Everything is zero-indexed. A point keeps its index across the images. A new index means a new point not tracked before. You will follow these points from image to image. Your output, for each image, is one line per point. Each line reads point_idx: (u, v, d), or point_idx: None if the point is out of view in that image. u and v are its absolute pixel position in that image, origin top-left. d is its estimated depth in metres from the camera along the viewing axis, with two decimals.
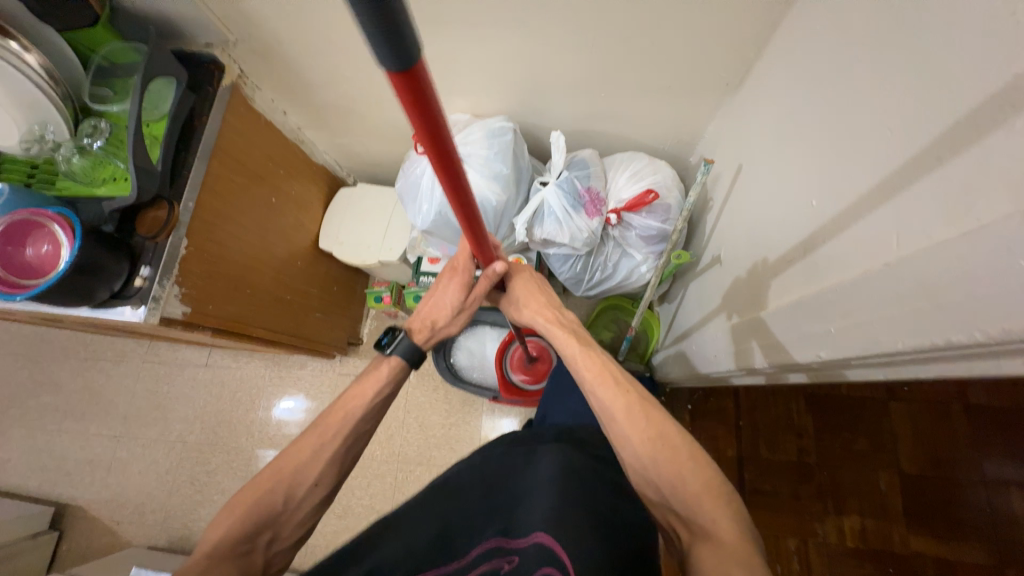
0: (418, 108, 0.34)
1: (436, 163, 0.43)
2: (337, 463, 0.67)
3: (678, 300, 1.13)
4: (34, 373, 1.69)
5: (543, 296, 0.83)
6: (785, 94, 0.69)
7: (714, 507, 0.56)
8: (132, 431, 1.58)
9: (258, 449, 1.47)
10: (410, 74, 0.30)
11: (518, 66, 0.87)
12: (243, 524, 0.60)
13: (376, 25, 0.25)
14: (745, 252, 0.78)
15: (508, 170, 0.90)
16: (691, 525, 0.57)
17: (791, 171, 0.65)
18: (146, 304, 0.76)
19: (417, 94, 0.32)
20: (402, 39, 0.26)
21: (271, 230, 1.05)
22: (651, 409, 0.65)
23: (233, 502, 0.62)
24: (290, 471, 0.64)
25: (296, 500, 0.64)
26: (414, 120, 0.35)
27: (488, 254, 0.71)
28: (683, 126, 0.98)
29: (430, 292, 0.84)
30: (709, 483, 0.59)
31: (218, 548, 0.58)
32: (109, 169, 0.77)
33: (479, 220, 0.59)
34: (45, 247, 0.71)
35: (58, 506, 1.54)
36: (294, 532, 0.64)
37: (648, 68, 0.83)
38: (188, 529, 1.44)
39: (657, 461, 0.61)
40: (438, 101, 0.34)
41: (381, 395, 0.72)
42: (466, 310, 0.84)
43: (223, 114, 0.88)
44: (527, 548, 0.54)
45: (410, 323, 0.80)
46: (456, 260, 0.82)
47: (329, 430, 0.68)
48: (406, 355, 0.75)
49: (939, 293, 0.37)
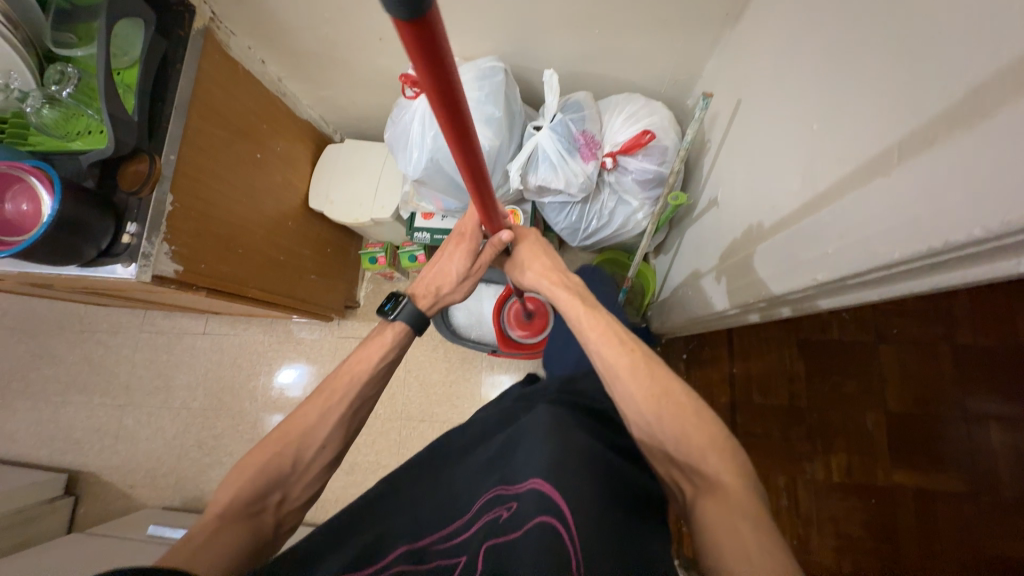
0: (428, 62, 0.31)
1: (444, 125, 0.40)
2: (344, 425, 0.68)
3: (674, 250, 1.12)
4: (31, 346, 1.69)
5: (548, 258, 0.83)
6: (787, 17, 0.66)
7: (718, 459, 0.58)
8: (135, 399, 1.60)
9: (263, 412, 1.50)
10: (420, 27, 0.27)
11: (507, 4, 0.82)
12: (253, 484, 0.60)
13: None
14: (743, 191, 0.77)
15: (500, 113, 0.87)
16: (693, 479, 0.59)
17: (798, 108, 0.62)
18: (136, 262, 0.74)
19: (428, 49, 0.30)
20: None
21: (258, 189, 1.02)
22: (653, 366, 0.67)
23: (242, 465, 0.62)
24: (298, 433, 0.65)
25: (305, 462, 0.65)
26: (426, 74, 0.33)
27: (495, 223, 0.70)
28: (680, 66, 0.94)
29: (434, 259, 0.83)
30: (712, 439, 0.60)
31: (231, 508, 0.58)
32: (83, 121, 0.75)
33: (486, 184, 0.57)
34: (24, 204, 0.69)
35: (70, 473, 1.57)
36: (304, 491, 0.65)
37: (643, 1, 0.79)
38: (201, 490, 1.49)
39: (662, 417, 0.62)
40: (450, 56, 0.32)
41: (388, 358, 0.73)
42: (470, 277, 0.85)
43: (199, 62, 0.83)
44: (523, 494, 0.54)
45: (414, 289, 0.80)
46: (462, 226, 0.82)
47: (334, 393, 0.68)
48: (410, 320, 0.76)
49: (943, 197, 0.37)
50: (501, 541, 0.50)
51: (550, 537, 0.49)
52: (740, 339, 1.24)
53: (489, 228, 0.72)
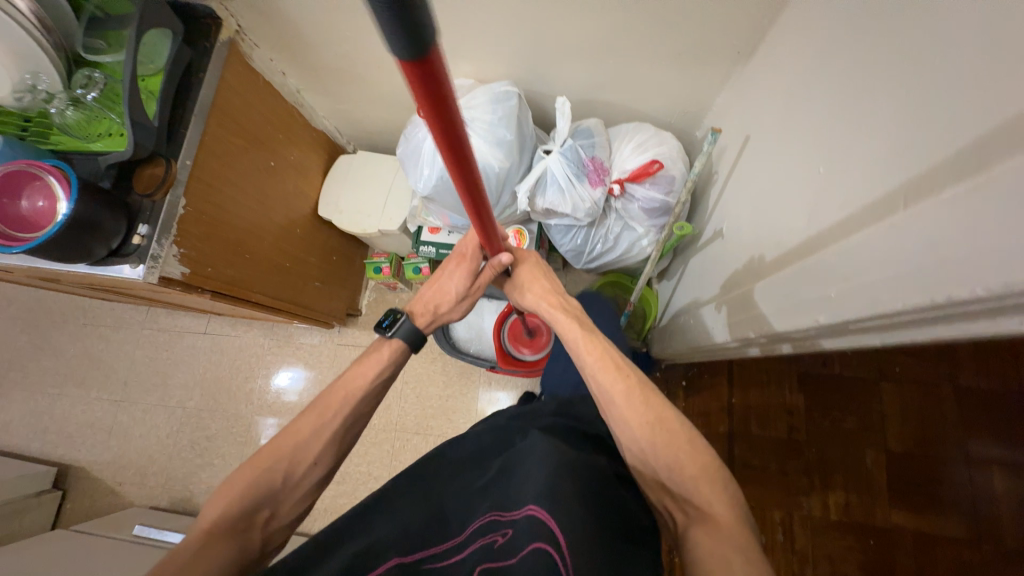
0: (431, 98, 0.32)
1: (448, 157, 0.42)
2: (337, 442, 0.68)
3: (677, 277, 1.13)
4: (34, 337, 1.70)
5: (548, 281, 0.84)
6: (797, 58, 0.67)
7: (710, 492, 0.58)
8: (132, 395, 1.60)
9: (257, 416, 1.50)
10: (424, 67, 0.28)
11: (525, 31, 0.84)
12: (241, 501, 0.60)
13: (390, 18, 0.23)
14: (748, 226, 0.78)
15: (511, 136, 0.88)
16: (687, 508, 0.58)
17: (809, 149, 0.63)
18: (144, 263, 0.75)
19: (428, 83, 0.30)
20: (418, 30, 0.25)
21: (270, 195, 1.04)
22: (648, 393, 0.66)
23: (232, 480, 0.62)
24: (290, 449, 0.64)
25: (296, 478, 0.64)
26: (429, 110, 0.34)
27: (495, 245, 0.71)
28: (690, 98, 0.96)
29: (434, 277, 0.83)
30: (705, 470, 0.60)
31: (218, 525, 0.58)
32: (104, 123, 0.77)
33: (488, 208, 0.58)
34: (40, 202, 0.71)
35: (60, 467, 1.56)
36: (294, 508, 0.64)
37: (657, 35, 0.81)
38: (189, 491, 1.48)
39: (656, 447, 0.62)
40: (453, 94, 0.33)
41: (382, 375, 0.73)
42: (469, 295, 0.85)
43: (221, 71, 0.85)
44: (519, 520, 0.53)
45: (412, 307, 0.81)
46: (463, 246, 0.82)
47: (328, 410, 0.68)
48: (408, 338, 0.76)
49: (946, 250, 0.37)
50: (494, 567, 0.50)
51: (543, 562, 0.47)
52: (740, 370, 1.23)
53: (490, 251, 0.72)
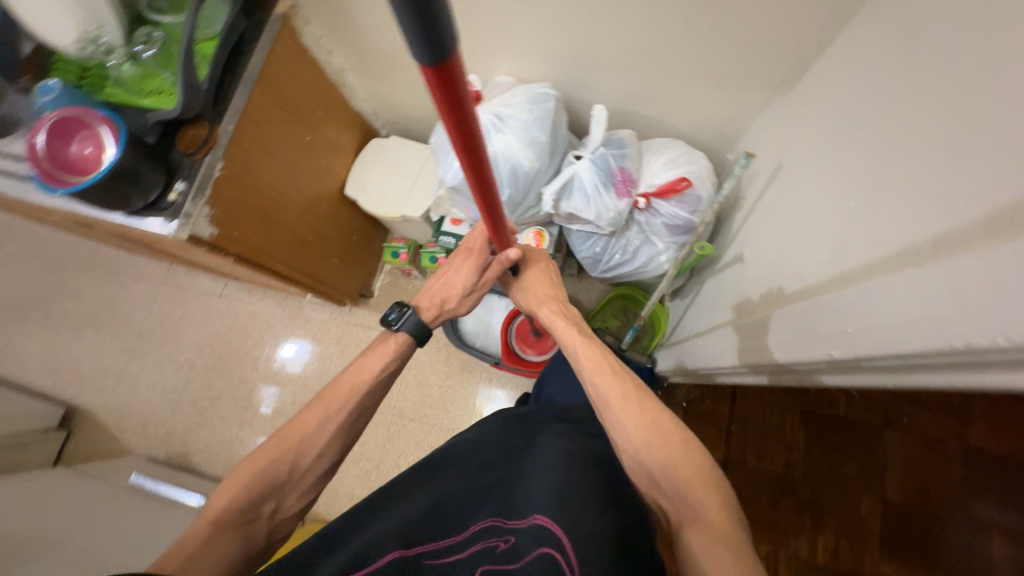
0: (448, 101, 0.34)
1: (463, 154, 0.44)
2: (342, 434, 0.69)
3: (692, 297, 1.12)
4: (58, 278, 1.75)
5: (552, 285, 0.85)
6: (841, 92, 0.67)
7: (704, 493, 0.58)
8: (144, 347, 1.64)
9: (260, 382, 1.53)
10: (445, 73, 0.31)
11: (570, 35, 0.85)
12: (247, 491, 0.61)
13: (414, 26, 0.26)
14: (770, 254, 0.77)
15: (545, 137, 0.89)
16: (681, 510, 0.59)
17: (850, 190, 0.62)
18: (178, 219, 0.78)
19: (449, 89, 0.33)
20: (441, 41, 0.27)
21: (301, 168, 1.06)
22: (643, 397, 0.67)
23: (237, 471, 0.63)
24: (296, 441, 0.66)
25: (302, 469, 0.66)
26: (445, 111, 0.36)
27: (503, 240, 0.72)
28: (726, 121, 0.95)
29: (441, 271, 0.84)
30: (699, 473, 0.60)
31: (223, 516, 0.59)
32: (156, 81, 0.79)
33: (498, 205, 0.60)
34: (88, 148, 0.74)
35: (68, 407, 1.61)
36: (299, 500, 0.66)
37: (701, 54, 0.81)
38: (187, 447, 1.51)
39: (651, 450, 0.62)
40: (469, 96, 0.35)
41: (388, 369, 0.74)
42: (475, 291, 0.86)
43: (272, 43, 0.88)
44: (524, 528, 0.54)
45: (419, 300, 0.82)
46: (472, 240, 0.83)
47: (334, 402, 0.70)
48: (413, 331, 0.76)
49: (968, 297, 0.38)
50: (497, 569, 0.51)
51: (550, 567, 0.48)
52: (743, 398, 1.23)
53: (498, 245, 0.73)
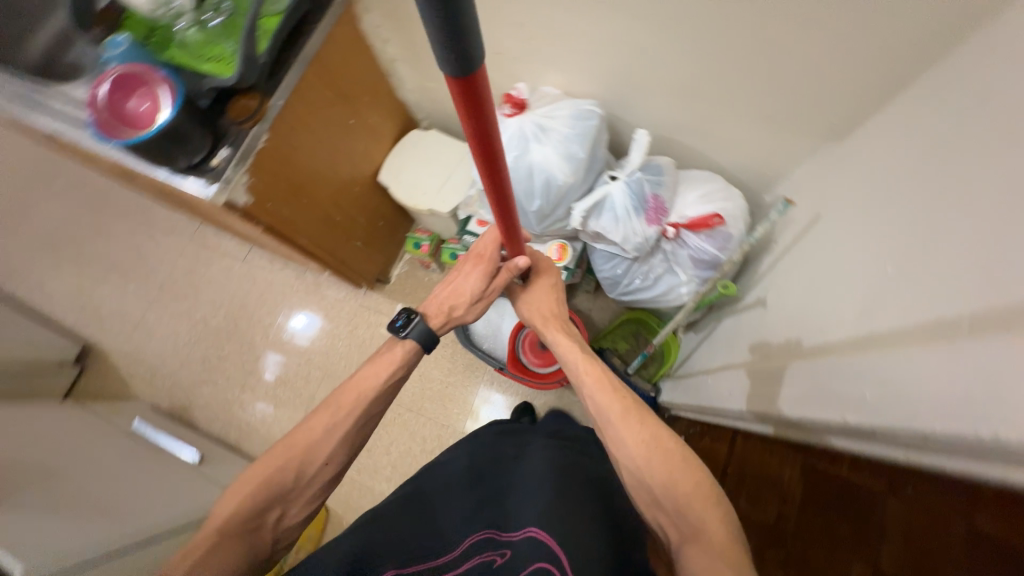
0: (470, 105, 0.39)
1: (480, 159, 0.49)
2: (348, 443, 0.70)
3: (706, 333, 1.10)
4: (95, 220, 1.81)
5: (556, 301, 0.86)
6: (892, 152, 0.65)
7: (705, 507, 0.58)
8: (164, 298, 1.69)
9: (268, 350, 1.56)
10: (469, 81, 0.36)
11: (623, 55, 0.86)
12: (251, 500, 0.63)
13: (443, 39, 0.32)
14: (795, 304, 0.76)
15: (583, 154, 0.89)
16: (681, 528, 0.58)
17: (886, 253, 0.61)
18: (217, 183, 0.80)
19: (473, 95, 0.38)
20: (468, 51, 0.33)
21: (340, 150, 1.08)
22: (644, 413, 0.67)
23: (243, 479, 0.65)
24: (301, 450, 0.67)
25: (307, 478, 0.67)
26: (468, 114, 0.41)
27: (516, 245, 0.73)
28: (768, 162, 0.94)
29: (449, 278, 0.83)
30: (698, 486, 0.60)
31: (229, 525, 0.62)
32: (217, 49, 0.82)
33: (512, 213, 0.63)
34: (145, 104, 0.76)
35: (85, 345, 1.67)
36: (304, 508, 0.67)
37: (751, 92, 0.81)
38: (190, 401, 1.55)
39: (650, 461, 0.62)
40: (490, 101, 0.40)
41: (394, 376, 0.74)
42: (484, 299, 0.84)
43: (332, 26, 0.91)
44: (517, 541, 0.55)
45: (426, 308, 0.82)
46: (481, 248, 0.83)
47: (340, 410, 0.71)
48: (420, 339, 0.77)
49: (1000, 384, 0.37)
50: None
51: None
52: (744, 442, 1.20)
53: (510, 250, 0.75)
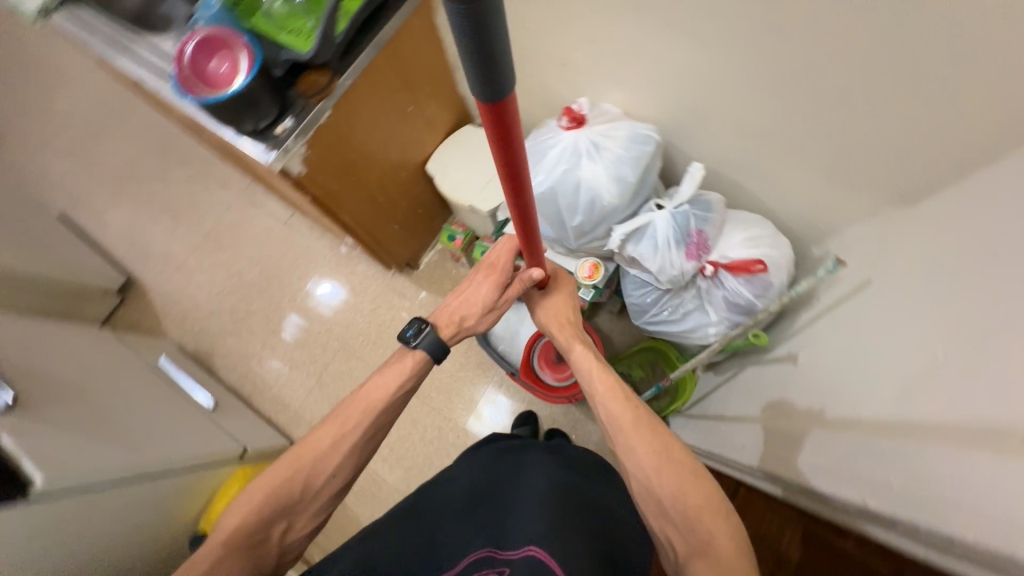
0: (495, 124, 0.44)
1: (504, 173, 0.53)
2: (355, 455, 0.71)
3: (727, 377, 1.07)
4: (158, 163, 1.92)
5: (571, 309, 0.87)
6: (963, 231, 0.61)
7: (714, 520, 0.59)
8: (207, 246, 1.77)
9: (292, 312, 1.61)
10: (496, 105, 0.41)
11: (692, 84, 0.84)
12: (257, 513, 0.65)
13: (477, 71, 0.37)
14: (838, 372, 0.73)
15: (633, 178, 0.88)
16: (689, 540, 0.59)
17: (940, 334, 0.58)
18: (276, 151, 0.83)
19: (497, 116, 0.42)
20: (497, 81, 0.38)
21: (395, 135, 1.10)
22: (654, 422, 0.69)
23: (251, 490, 0.67)
24: (309, 462, 0.69)
25: (314, 490, 0.69)
26: (493, 133, 0.45)
27: (534, 254, 0.75)
28: (822, 215, 0.90)
29: (460, 288, 0.84)
30: (708, 499, 0.61)
31: (234, 537, 0.63)
32: (298, 23, 0.85)
33: (531, 223, 0.66)
34: (224, 67, 0.80)
35: (129, 278, 1.77)
36: (308, 523, 0.69)
37: (820, 142, 0.78)
38: (213, 348, 1.62)
39: (662, 474, 0.64)
40: (516, 122, 0.44)
41: (404, 386, 0.76)
42: (495, 309, 0.85)
43: (409, 16, 0.93)
44: (517, 559, 0.55)
45: (438, 317, 0.82)
46: (495, 258, 0.84)
47: (348, 421, 0.72)
48: (431, 350, 0.78)
49: None
50: None
51: None
52: None
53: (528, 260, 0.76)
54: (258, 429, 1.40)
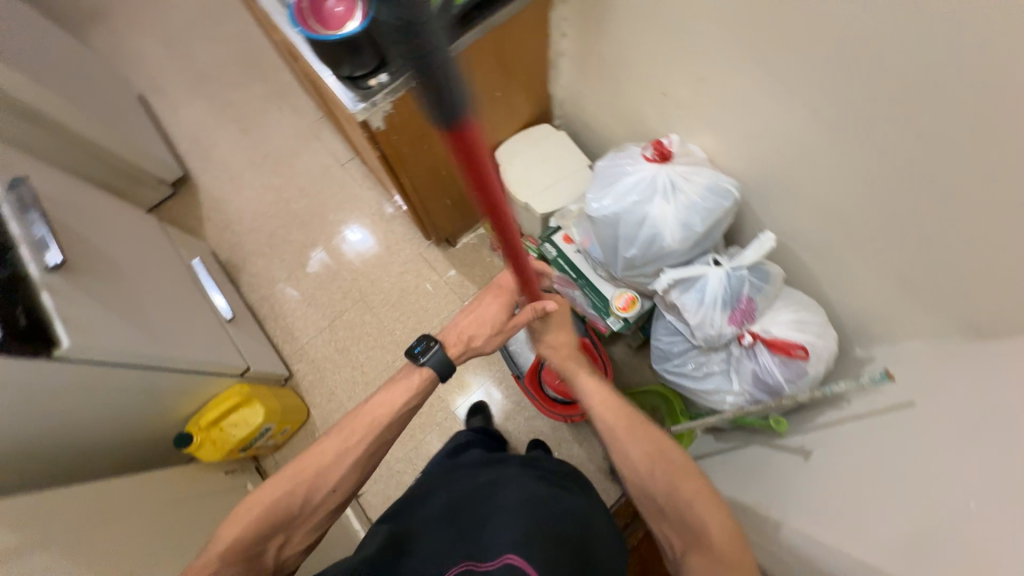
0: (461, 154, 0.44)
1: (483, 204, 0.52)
2: (356, 469, 0.73)
3: (728, 445, 1.05)
4: (241, 74, 1.96)
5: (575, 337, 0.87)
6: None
7: (704, 509, 0.64)
8: (264, 166, 1.81)
9: (325, 252, 1.65)
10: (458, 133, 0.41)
11: (788, 152, 0.82)
12: (255, 527, 0.67)
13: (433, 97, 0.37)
14: (854, 485, 0.70)
15: (699, 229, 0.87)
16: (682, 535, 0.64)
17: (975, 482, 0.55)
18: (363, 103, 0.85)
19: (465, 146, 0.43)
20: (452, 105, 0.38)
21: (477, 115, 1.10)
22: (648, 427, 0.74)
23: (249, 505, 0.68)
24: (310, 476, 0.71)
25: (314, 503, 0.70)
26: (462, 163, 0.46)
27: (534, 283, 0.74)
28: (878, 319, 0.87)
29: (467, 309, 0.83)
30: (699, 491, 0.66)
31: (232, 552, 0.64)
32: None
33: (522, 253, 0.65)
34: (339, 8, 0.82)
35: (185, 175, 1.83)
36: (305, 537, 0.70)
37: (902, 249, 0.75)
38: (243, 264, 1.67)
39: (654, 472, 0.69)
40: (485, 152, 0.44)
41: (409, 403, 0.77)
42: (504, 332, 0.84)
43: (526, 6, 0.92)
44: (495, 569, 0.56)
45: (445, 335, 0.82)
46: (502, 280, 0.84)
47: (353, 435, 0.74)
48: (437, 366, 0.78)
49: None
50: None
51: None
52: None
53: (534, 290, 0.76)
54: (264, 353, 1.44)
